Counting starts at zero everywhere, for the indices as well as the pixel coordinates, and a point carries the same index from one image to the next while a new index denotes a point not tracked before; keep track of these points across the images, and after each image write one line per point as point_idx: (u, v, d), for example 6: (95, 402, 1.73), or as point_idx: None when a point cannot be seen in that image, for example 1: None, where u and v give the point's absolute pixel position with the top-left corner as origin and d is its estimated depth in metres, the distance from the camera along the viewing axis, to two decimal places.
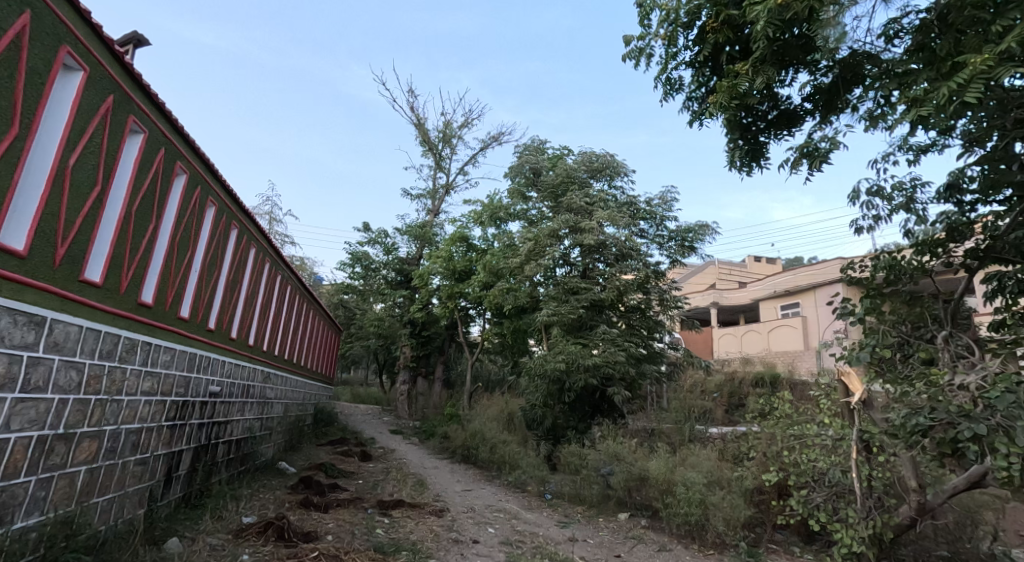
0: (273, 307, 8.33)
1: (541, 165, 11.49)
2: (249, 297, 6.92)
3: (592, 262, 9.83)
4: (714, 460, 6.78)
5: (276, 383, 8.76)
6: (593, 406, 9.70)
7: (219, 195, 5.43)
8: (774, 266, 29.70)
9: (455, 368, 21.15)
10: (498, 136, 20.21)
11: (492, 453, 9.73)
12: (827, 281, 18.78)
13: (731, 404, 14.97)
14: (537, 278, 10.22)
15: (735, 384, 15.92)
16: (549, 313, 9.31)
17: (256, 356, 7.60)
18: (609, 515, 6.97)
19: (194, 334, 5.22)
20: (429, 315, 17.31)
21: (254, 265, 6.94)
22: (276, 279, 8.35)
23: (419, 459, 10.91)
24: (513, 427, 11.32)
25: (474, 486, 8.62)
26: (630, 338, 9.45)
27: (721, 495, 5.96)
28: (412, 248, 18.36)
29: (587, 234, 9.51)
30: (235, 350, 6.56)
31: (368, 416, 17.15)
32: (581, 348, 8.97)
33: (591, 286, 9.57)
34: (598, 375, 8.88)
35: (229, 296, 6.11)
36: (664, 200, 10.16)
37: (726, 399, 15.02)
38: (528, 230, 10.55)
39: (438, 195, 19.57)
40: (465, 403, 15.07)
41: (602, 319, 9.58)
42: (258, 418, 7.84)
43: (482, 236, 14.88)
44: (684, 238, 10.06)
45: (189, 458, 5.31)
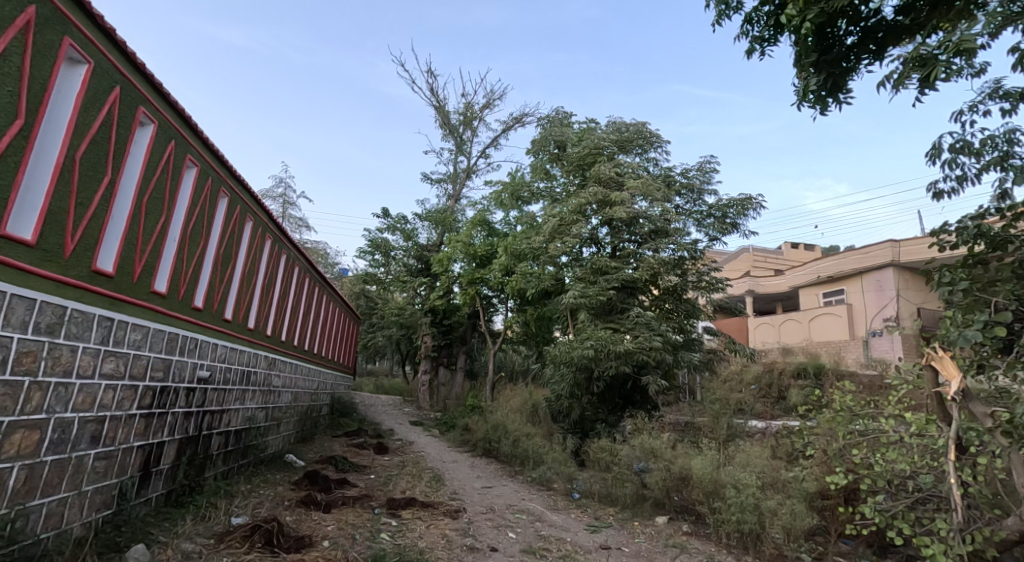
0: (279, 290, 7.81)
1: (566, 138, 10.68)
2: (247, 276, 6.38)
3: (623, 240, 9.06)
4: (767, 458, 5.94)
5: (283, 371, 8.21)
6: (624, 398, 8.96)
7: (200, 155, 4.88)
8: (813, 253, 28.29)
9: (478, 359, 20.59)
10: (521, 117, 19.40)
11: (514, 447, 9.02)
12: (874, 266, 17.52)
13: (770, 396, 14.02)
14: (563, 259, 9.48)
15: (774, 375, 14.94)
16: (576, 295, 8.45)
17: (259, 342, 7.06)
18: (646, 519, 6.18)
19: (175, 311, 4.66)
20: (450, 303, 16.71)
21: (251, 241, 6.40)
22: (282, 259, 7.82)
23: (438, 452, 10.30)
24: (537, 419, 10.61)
25: (495, 482, 7.94)
26: (665, 322, 8.56)
27: (779, 501, 5.12)
28: (432, 234, 17.75)
29: (617, 207, 8.68)
30: (231, 332, 6.02)
31: (389, 407, 16.67)
32: (611, 334, 8.15)
33: (622, 266, 8.73)
34: (630, 363, 8.06)
35: (220, 272, 5.57)
36: (703, 170, 9.27)
37: (765, 391, 14.06)
38: (553, 207, 9.77)
39: (459, 179, 18.91)
40: (487, 394, 14.44)
41: (633, 302, 8.78)
42: (263, 408, 7.29)
43: (504, 219, 14.13)
44: (725, 213, 9.15)
45: (172, 451, 4.72)
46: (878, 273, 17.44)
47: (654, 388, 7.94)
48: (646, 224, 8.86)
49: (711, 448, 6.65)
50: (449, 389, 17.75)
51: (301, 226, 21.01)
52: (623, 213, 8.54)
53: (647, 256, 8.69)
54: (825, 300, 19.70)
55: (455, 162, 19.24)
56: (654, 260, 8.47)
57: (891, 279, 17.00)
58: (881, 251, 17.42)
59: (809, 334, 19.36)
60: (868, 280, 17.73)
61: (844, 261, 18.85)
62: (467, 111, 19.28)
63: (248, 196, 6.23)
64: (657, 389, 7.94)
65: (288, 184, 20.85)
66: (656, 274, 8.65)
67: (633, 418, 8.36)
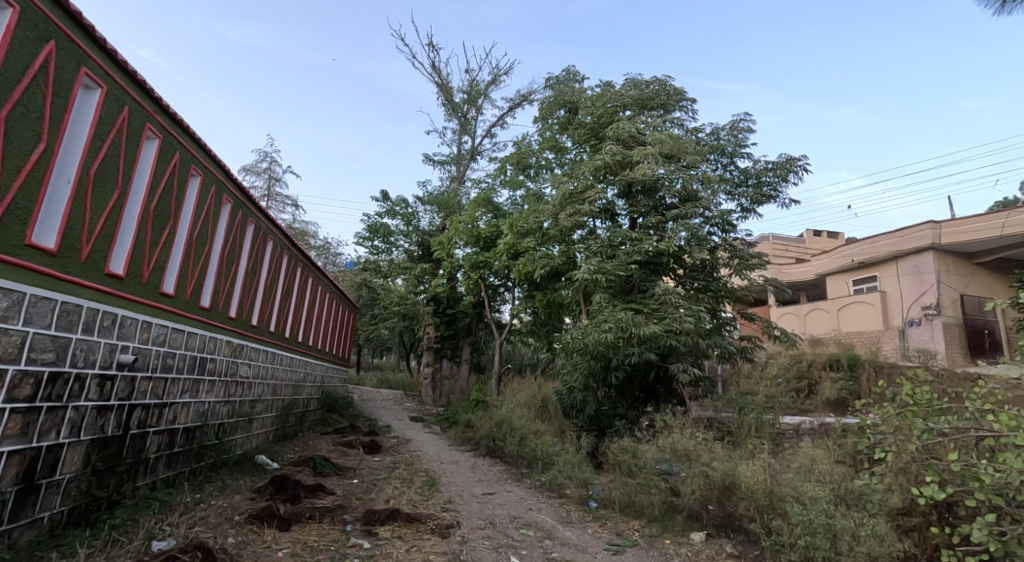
0: (249, 266, 6.63)
1: (578, 100, 9.51)
2: (197, 244, 5.20)
3: (645, 209, 7.88)
4: (833, 464, 4.77)
5: (253, 360, 7.07)
6: (646, 391, 7.92)
7: (111, 74, 3.67)
8: (838, 241, 26.90)
9: (485, 352, 19.52)
10: (528, 95, 18.21)
11: (521, 447, 7.93)
12: (911, 250, 16.11)
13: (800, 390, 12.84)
14: (578, 233, 8.34)
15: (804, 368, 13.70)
16: (592, 270, 7.29)
17: (218, 324, 5.90)
18: (678, 535, 5.06)
19: (73, 275, 3.53)
20: (454, 290, 15.64)
21: (202, 202, 5.20)
22: (251, 229, 6.62)
23: (437, 451, 9.25)
24: (547, 415, 9.50)
25: (499, 488, 6.83)
26: (696, 302, 7.38)
27: (860, 519, 3.96)
28: (434, 219, 16.67)
29: (637, 171, 7.51)
30: (173, 310, 4.86)
31: (389, 402, 15.62)
32: (633, 315, 7.00)
33: (645, 236, 7.56)
34: (656, 348, 6.96)
35: (152, 235, 4.39)
36: (735, 130, 7.99)
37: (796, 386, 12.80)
38: (564, 175, 8.61)
39: (463, 160, 17.79)
40: (493, 387, 13.35)
41: (657, 280, 7.63)
42: (225, 403, 6.20)
43: (510, 198, 13.00)
44: (761, 179, 7.96)
45: (78, 456, 3.69)
46: (916, 257, 16.05)
47: (683, 378, 6.80)
48: (674, 190, 7.67)
49: (757, 450, 5.51)
50: (453, 382, 16.68)
51: (289, 205, 19.96)
52: (649, 173, 7.37)
53: (676, 224, 7.52)
54: (854, 287, 18.31)
55: (459, 142, 18.13)
56: (684, 227, 7.31)
57: (931, 263, 15.63)
58: (919, 233, 16.01)
59: (838, 324, 18.07)
60: (904, 264, 16.34)
61: (876, 244, 17.25)
62: (472, 87, 18.13)
63: (196, 146, 5.01)
64: (688, 379, 6.79)
65: (274, 159, 19.74)
66: (685, 246, 7.48)
67: (658, 413, 7.26)
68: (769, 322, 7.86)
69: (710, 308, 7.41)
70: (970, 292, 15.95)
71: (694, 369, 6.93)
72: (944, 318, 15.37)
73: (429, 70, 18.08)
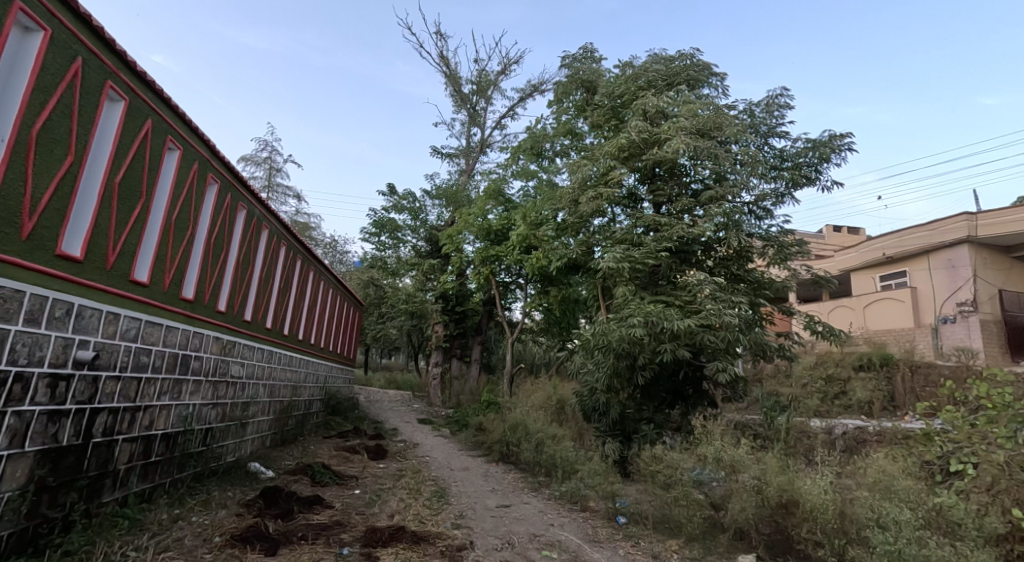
0: (241, 255, 6.06)
1: (596, 80, 8.86)
2: (176, 228, 4.63)
3: (673, 193, 7.22)
4: (909, 477, 4.07)
5: (246, 359, 6.48)
6: (673, 392, 7.28)
7: (52, 12, 3.19)
8: (860, 236, 25.99)
9: (495, 352, 18.88)
10: (540, 84, 17.56)
11: (537, 453, 7.29)
12: (945, 243, 15.26)
13: (828, 397, 12.28)
14: (598, 221, 7.70)
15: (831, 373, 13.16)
16: (617, 259, 6.64)
17: (205, 319, 5.33)
18: (723, 559, 4.40)
19: (9, 253, 2.98)
20: (463, 287, 15.02)
21: (181, 180, 4.63)
22: (243, 215, 6.07)
23: (447, 457, 8.63)
24: (564, 419, 8.84)
25: (514, 499, 6.20)
26: (733, 292, 6.69)
27: (957, 547, 3.27)
28: (443, 213, 16.05)
29: (662, 151, 6.85)
30: (148, 301, 4.29)
31: (395, 403, 15.04)
32: (664, 308, 6.34)
33: (676, 221, 6.90)
34: (689, 344, 6.29)
35: (117, 213, 3.83)
36: (771, 107, 7.26)
37: (824, 395, 12.27)
38: (583, 159, 7.97)
39: (473, 153, 17.18)
40: (505, 388, 12.72)
41: (687, 271, 6.97)
42: (213, 406, 5.61)
43: (522, 188, 12.37)
44: (800, 161, 7.26)
45: (21, 471, 3.11)
46: (950, 252, 15.21)
47: (722, 378, 6.12)
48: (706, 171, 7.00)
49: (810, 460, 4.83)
50: (462, 383, 16.07)
51: (290, 196, 19.43)
52: (682, 150, 6.69)
53: (711, 205, 6.85)
54: (881, 283, 17.47)
55: (468, 134, 17.52)
56: (719, 211, 6.63)
57: (966, 257, 14.79)
58: (953, 226, 15.14)
59: (864, 321, 17.25)
60: (936, 259, 15.51)
61: (905, 238, 16.35)
62: (481, 77, 17.50)
63: (170, 115, 4.45)
64: (728, 380, 6.12)
65: (274, 149, 19.17)
66: (722, 231, 6.80)
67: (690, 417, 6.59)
68: (810, 317, 7.15)
69: (752, 300, 6.71)
70: (1008, 288, 15.09)
71: (733, 368, 6.27)
72: (981, 315, 14.53)
73: (438, 60, 17.49)
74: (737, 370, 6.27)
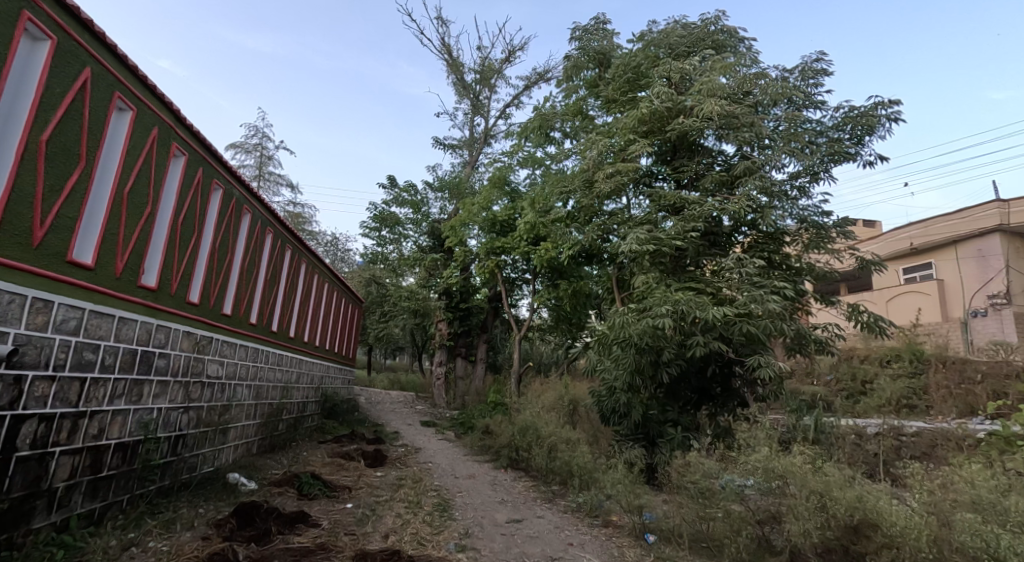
0: (217, 239, 5.40)
1: (609, 53, 8.16)
2: (132, 204, 3.99)
3: (698, 169, 6.51)
4: (1012, 489, 3.33)
5: (227, 357, 5.81)
6: (699, 391, 6.63)
7: None
8: (877, 229, 25.13)
9: (501, 350, 18.18)
10: (546, 72, 16.85)
11: (551, 460, 6.61)
12: (974, 232, 14.48)
13: (852, 391, 11.92)
14: (618, 203, 7.09)
15: (854, 368, 12.78)
16: (639, 242, 5.99)
17: (174, 311, 4.69)
18: None
19: None
20: (468, 282, 14.33)
21: (137, 148, 3.99)
22: (218, 195, 5.41)
23: (451, 463, 7.95)
24: (578, 421, 8.15)
25: (527, 512, 5.51)
26: (773, 275, 5.93)
27: None
28: (445, 206, 15.38)
29: (682, 124, 6.19)
30: (95, 288, 3.65)
31: (398, 405, 14.39)
32: (695, 295, 5.62)
33: (704, 198, 6.22)
34: (722, 337, 5.60)
35: (45, 180, 3.22)
36: (804, 77, 6.37)
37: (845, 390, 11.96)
38: (596, 136, 7.28)
39: (476, 143, 16.47)
40: (512, 388, 12.03)
41: (718, 254, 6.25)
42: (185, 411, 4.93)
43: (529, 176, 11.69)
44: (841, 133, 6.41)
45: None
46: (979, 241, 14.41)
47: (764, 376, 5.43)
48: (735, 141, 6.23)
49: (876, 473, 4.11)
50: (467, 383, 15.38)
51: (284, 186, 18.81)
52: (714, 115, 5.99)
53: (744, 181, 6.15)
54: (906, 276, 16.65)
55: (471, 124, 16.85)
56: (756, 182, 5.99)
57: (998, 247, 13.96)
58: (983, 214, 14.35)
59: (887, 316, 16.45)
60: (965, 248, 14.73)
61: (932, 227, 15.60)
62: (485, 65, 16.80)
63: (120, 69, 3.80)
64: (772, 378, 5.42)
65: (265, 135, 18.56)
66: (757, 211, 6.08)
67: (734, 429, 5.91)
68: (857, 306, 6.35)
69: (793, 285, 5.97)
70: None
71: (775, 364, 5.58)
72: (1016, 308, 13.59)
73: (439, 48, 16.84)
74: (779, 367, 5.58)
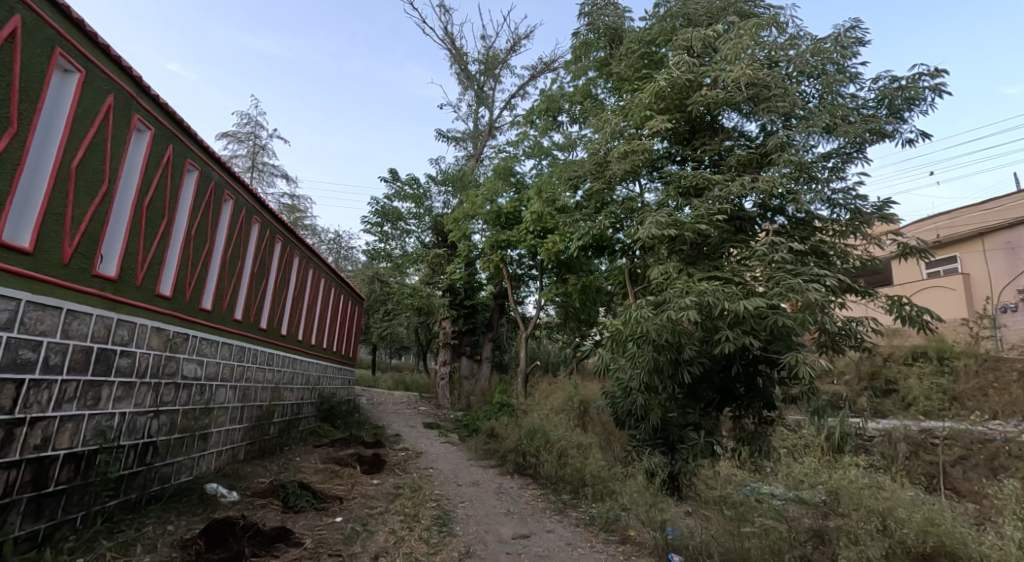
0: (192, 226, 4.86)
1: (621, 28, 7.61)
2: (81, 180, 3.46)
3: (720, 148, 5.98)
4: None
5: (205, 356, 5.28)
6: (722, 391, 6.05)
7: None
8: None
9: (507, 349, 17.67)
10: (552, 61, 16.30)
11: (560, 468, 6.08)
12: (1003, 224, 13.78)
13: (875, 391, 11.33)
14: (633, 187, 6.56)
15: (876, 364, 12.13)
16: (658, 226, 5.46)
17: (140, 305, 4.15)
18: None
19: None
20: (472, 278, 13.82)
21: (87, 115, 3.45)
22: (194, 177, 4.85)
23: (453, 468, 7.44)
24: (590, 424, 7.60)
25: (535, 526, 4.99)
26: (808, 261, 5.34)
27: None
28: (449, 200, 14.90)
29: (705, 97, 5.64)
30: (32, 276, 3.14)
31: (401, 406, 13.91)
32: (722, 285, 5.06)
33: (730, 178, 5.68)
34: (752, 332, 5.03)
35: None
36: (841, 44, 5.67)
37: (869, 389, 11.32)
38: (609, 115, 6.71)
39: (481, 135, 15.94)
40: (519, 388, 11.50)
41: (745, 241, 5.68)
42: (153, 417, 4.41)
43: (536, 166, 11.16)
44: (879, 107, 5.82)
45: None
46: (1008, 232, 13.71)
47: (803, 374, 4.86)
48: (764, 114, 5.65)
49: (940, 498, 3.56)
50: (472, 383, 14.86)
51: (279, 178, 18.41)
52: (744, 81, 5.47)
53: (775, 158, 5.58)
54: (928, 271, 15.95)
55: (475, 116, 16.32)
56: (789, 158, 5.42)
57: None
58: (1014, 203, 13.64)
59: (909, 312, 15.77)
60: (993, 240, 14.02)
61: (957, 218, 14.92)
62: (490, 55, 16.28)
63: (62, 20, 3.24)
64: (813, 375, 4.86)
65: (258, 124, 18.09)
66: (789, 191, 5.51)
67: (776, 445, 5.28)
68: (898, 299, 5.75)
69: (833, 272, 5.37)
70: None
71: (816, 359, 5.01)
72: None
73: (442, 38, 16.34)
74: (820, 363, 5.01)
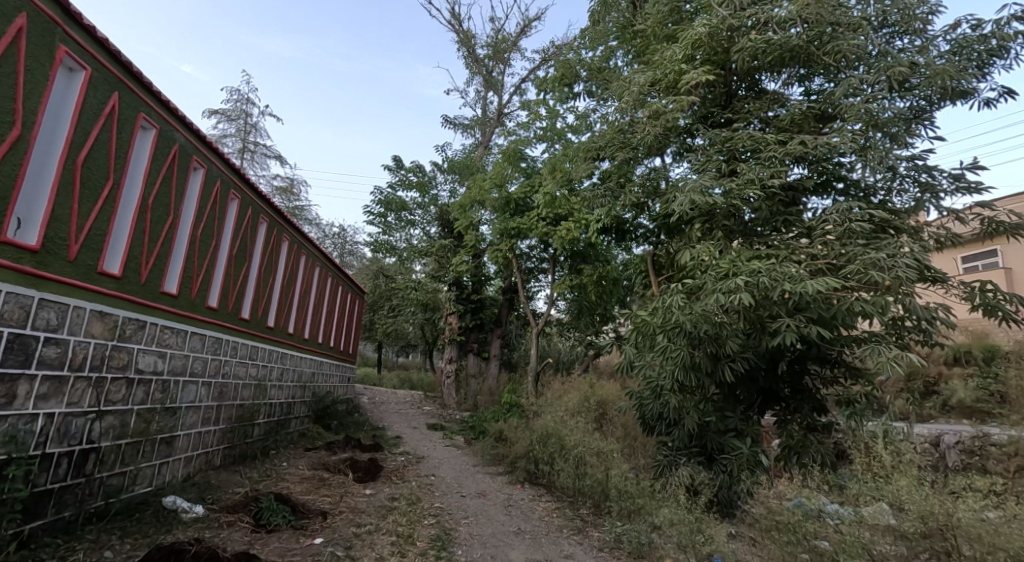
0: (151, 194, 4.13)
1: None
2: None
3: (763, 114, 5.25)
4: None
5: (170, 347, 4.55)
6: (764, 392, 5.31)
7: None
8: None
9: (516, 347, 16.85)
10: (564, 44, 15.49)
11: (579, 478, 5.30)
12: None
13: (913, 393, 10.42)
14: (665, 157, 5.77)
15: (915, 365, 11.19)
16: (696, 197, 4.69)
17: (75, 282, 3.42)
18: None
19: None
20: (479, 270, 13.05)
21: None
22: (153, 136, 4.13)
23: (457, 476, 6.68)
24: (610, 429, 6.80)
25: (550, 550, 4.22)
26: (880, 235, 4.51)
27: None
28: (455, 189, 14.16)
29: (753, 42, 4.92)
30: None
31: (405, 406, 13.15)
32: (778, 264, 4.26)
33: (782, 140, 4.88)
34: (813, 318, 4.24)
35: None
36: None
37: (910, 391, 10.38)
38: (634, 76, 5.89)
39: (490, 121, 15.16)
40: (529, 388, 10.72)
41: (799, 215, 4.87)
42: (96, 418, 3.68)
43: (547, 148, 10.40)
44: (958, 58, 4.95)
45: None
46: None
47: (885, 368, 4.01)
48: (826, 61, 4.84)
49: None
50: (479, 382, 14.08)
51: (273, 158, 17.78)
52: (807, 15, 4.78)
53: (843, 111, 4.76)
54: (965, 266, 14.94)
55: (483, 102, 15.55)
56: (855, 113, 4.61)
57: None
58: None
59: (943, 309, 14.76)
60: None
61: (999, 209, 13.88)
62: (498, 38, 15.51)
63: None
64: (898, 372, 3.98)
65: (249, 101, 17.45)
66: (856, 152, 4.68)
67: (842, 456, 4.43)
68: (977, 286, 4.90)
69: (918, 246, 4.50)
70: None
71: (893, 352, 4.17)
72: None
73: (448, 21, 15.57)
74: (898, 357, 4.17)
